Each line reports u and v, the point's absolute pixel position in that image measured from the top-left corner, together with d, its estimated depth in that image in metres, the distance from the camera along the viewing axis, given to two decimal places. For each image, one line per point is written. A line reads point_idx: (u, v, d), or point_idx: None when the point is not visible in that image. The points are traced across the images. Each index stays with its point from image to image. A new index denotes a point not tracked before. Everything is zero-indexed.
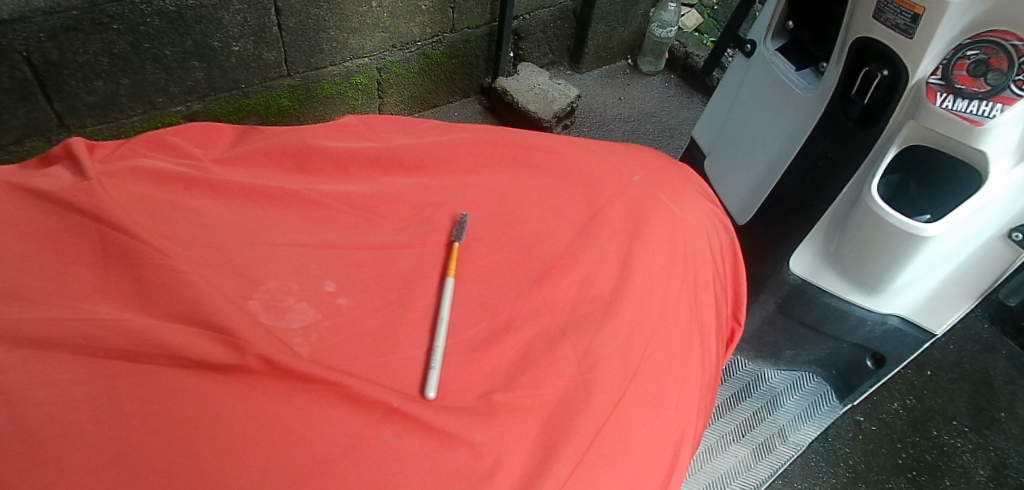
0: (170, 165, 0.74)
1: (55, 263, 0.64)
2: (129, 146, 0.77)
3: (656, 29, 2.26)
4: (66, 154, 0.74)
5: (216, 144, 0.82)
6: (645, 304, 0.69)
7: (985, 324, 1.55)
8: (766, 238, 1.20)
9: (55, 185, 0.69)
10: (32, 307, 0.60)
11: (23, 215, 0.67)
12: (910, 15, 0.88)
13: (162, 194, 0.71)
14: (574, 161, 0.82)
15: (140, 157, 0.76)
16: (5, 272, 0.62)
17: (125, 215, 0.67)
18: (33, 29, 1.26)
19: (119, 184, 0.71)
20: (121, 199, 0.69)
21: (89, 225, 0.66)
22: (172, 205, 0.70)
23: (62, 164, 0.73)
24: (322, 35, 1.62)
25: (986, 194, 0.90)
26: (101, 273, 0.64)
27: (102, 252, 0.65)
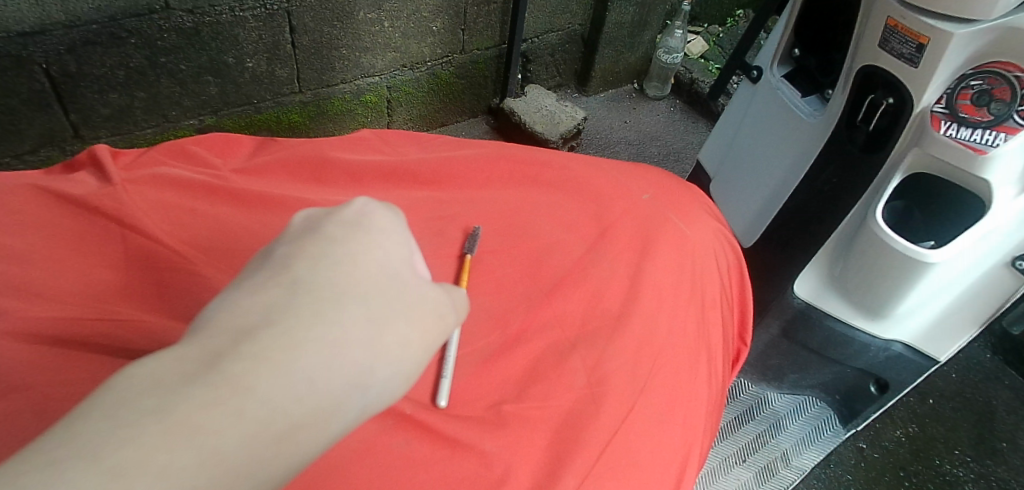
0: (190, 172, 0.75)
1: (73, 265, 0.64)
2: (151, 154, 0.78)
3: (662, 55, 2.30)
4: (90, 160, 0.75)
5: (234, 154, 0.84)
6: (654, 320, 0.70)
7: (987, 354, 1.55)
8: (772, 260, 1.21)
9: (75, 187, 0.69)
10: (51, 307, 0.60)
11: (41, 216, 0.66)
12: (916, 44, 0.89)
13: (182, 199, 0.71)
14: (585, 178, 0.83)
15: (161, 164, 0.77)
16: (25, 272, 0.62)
17: (146, 219, 0.67)
18: (53, 42, 1.29)
19: (140, 189, 0.71)
20: (141, 203, 0.69)
21: (110, 228, 0.66)
22: (189, 210, 0.70)
23: (86, 169, 0.74)
24: (334, 53, 1.65)
25: (989, 222, 0.91)
26: (120, 276, 0.64)
27: (123, 255, 0.65)
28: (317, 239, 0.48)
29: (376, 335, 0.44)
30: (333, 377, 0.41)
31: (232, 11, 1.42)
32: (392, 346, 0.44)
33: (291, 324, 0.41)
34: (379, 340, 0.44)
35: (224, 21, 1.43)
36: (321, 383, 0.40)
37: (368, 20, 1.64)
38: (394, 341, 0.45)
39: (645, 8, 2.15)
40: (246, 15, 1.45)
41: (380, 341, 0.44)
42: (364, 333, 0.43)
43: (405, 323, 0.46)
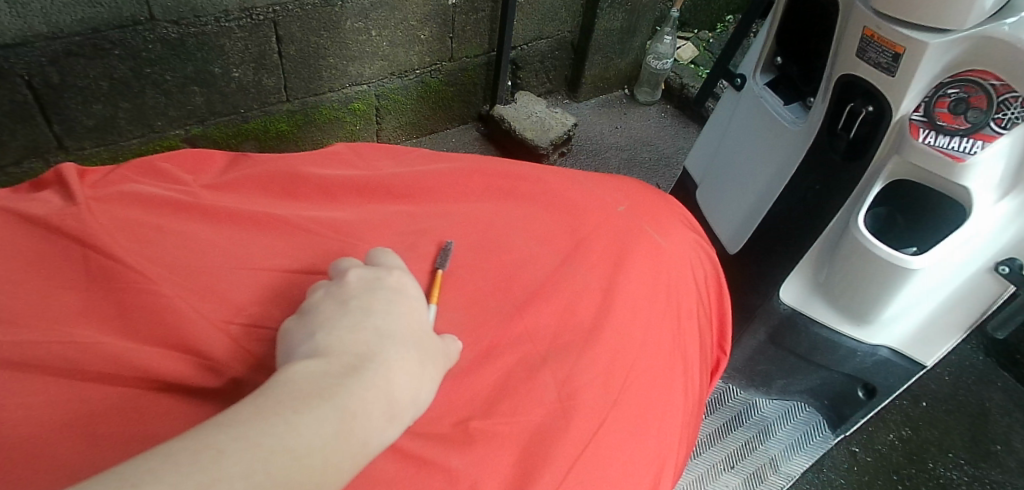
0: (160, 190, 0.75)
1: (37, 286, 0.63)
2: (120, 172, 0.78)
3: (652, 61, 2.28)
4: (57, 180, 0.74)
5: (207, 170, 0.83)
6: (627, 333, 0.70)
7: (980, 356, 1.55)
8: (756, 267, 1.21)
9: (42, 209, 0.68)
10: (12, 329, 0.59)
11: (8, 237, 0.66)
12: (891, 54, 0.90)
13: (151, 218, 0.72)
14: (560, 191, 0.84)
15: (130, 183, 0.76)
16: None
17: (110, 239, 0.67)
18: (36, 53, 1.29)
19: (107, 208, 0.71)
20: (108, 223, 0.69)
21: (74, 250, 0.66)
22: (158, 229, 0.71)
23: (52, 189, 0.73)
24: (322, 62, 1.65)
25: (969, 229, 0.91)
26: (86, 296, 0.64)
27: (86, 276, 0.64)
28: (367, 295, 0.60)
29: (418, 365, 0.57)
30: (394, 393, 0.54)
31: (217, 22, 1.43)
32: (427, 374, 0.58)
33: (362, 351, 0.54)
34: (419, 370, 0.57)
35: (210, 32, 1.43)
36: (388, 397, 0.53)
37: (355, 30, 1.64)
38: (428, 372, 0.58)
39: (634, 15, 2.15)
40: (232, 25, 1.45)
41: (420, 370, 0.57)
42: (411, 362, 0.56)
43: (433, 358, 0.59)
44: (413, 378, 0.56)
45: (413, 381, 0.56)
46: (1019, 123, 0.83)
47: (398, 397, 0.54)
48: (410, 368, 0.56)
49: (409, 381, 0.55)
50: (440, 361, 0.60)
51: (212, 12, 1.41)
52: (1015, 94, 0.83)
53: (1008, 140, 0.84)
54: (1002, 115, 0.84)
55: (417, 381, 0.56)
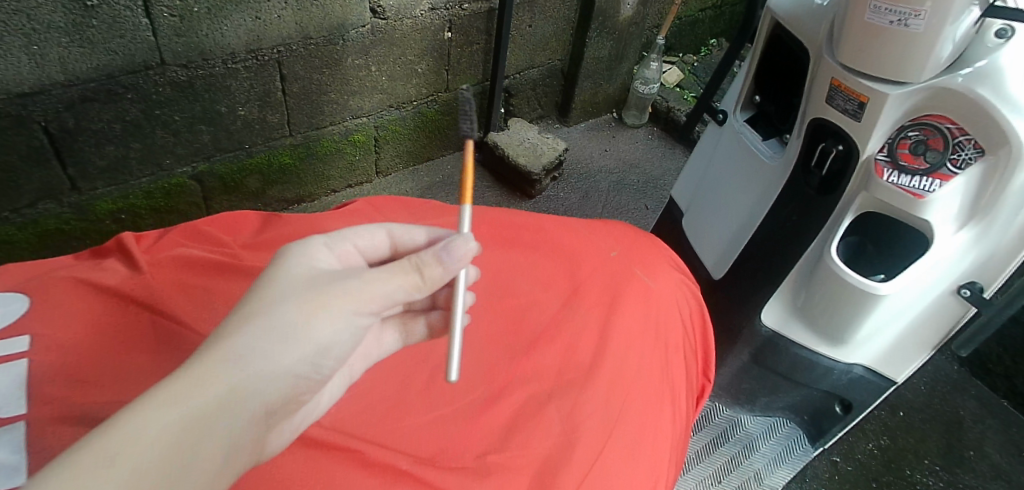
0: (205, 252, 0.88)
1: (111, 346, 0.74)
2: (169, 237, 0.92)
3: (640, 86, 2.38)
4: (118, 247, 0.89)
5: (243, 230, 0.98)
6: (622, 368, 0.81)
7: (954, 366, 1.63)
8: (739, 292, 1.29)
9: (111, 278, 0.81)
10: (91, 388, 0.69)
11: (83, 303, 0.78)
12: (856, 102, 0.99)
13: (200, 279, 0.84)
14: (554, 239, 0.96)
15: (180, 246, 0.90)
16: (62, 356, 0.71)
17: (171, 303, 0.80)
18: (53, 100, 1.32)
19: (164, 271, 0.84)
20: (167, 285, 0.82)
21: (145, 314, 0.78)
22: (206, 288, 0.83)
23: (116, 256, 0.88)
24: (324, 98, 1.72)
25: (932, 257, 0.99)
26: (150, 354, 0.74)
27: (153, 337, 0.76)
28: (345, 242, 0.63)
29: (339, 294, 0.56)
30: (310, 331, 0.54)
31: (224, 64, 1.48)
32: (358, 296, 0.57)
33: (263, 298, 0.54)
34: (348, 298, 0.56)
35: (217, 73, 1.48)
36: (297, 337, 0.54)
37: (356, 66, 1.71)
38: (362, 295, 0.57)
39: (621, 42, 2.24)
40: (238, 67, 1.50)
41: (343, 300, 0.56)
42: (330, 294, 0.56)
43: (372, 280, 0.57)
44: (341, 309, 0.56)
45: (338, 313, 0.56)
46: (971, 163, 0.93)
47: (314, 333, 0.55)
48: (338, 300, 0.56)
49: (330, 312, 0.56)
50: (392, 274, 0.58)
51: (219, 55, 1.46)
52: (969, 136, 0.93)
53: (962, 179, 0.93)
54: (957, 156, 0.93)
55: (346, 310, 0.56)
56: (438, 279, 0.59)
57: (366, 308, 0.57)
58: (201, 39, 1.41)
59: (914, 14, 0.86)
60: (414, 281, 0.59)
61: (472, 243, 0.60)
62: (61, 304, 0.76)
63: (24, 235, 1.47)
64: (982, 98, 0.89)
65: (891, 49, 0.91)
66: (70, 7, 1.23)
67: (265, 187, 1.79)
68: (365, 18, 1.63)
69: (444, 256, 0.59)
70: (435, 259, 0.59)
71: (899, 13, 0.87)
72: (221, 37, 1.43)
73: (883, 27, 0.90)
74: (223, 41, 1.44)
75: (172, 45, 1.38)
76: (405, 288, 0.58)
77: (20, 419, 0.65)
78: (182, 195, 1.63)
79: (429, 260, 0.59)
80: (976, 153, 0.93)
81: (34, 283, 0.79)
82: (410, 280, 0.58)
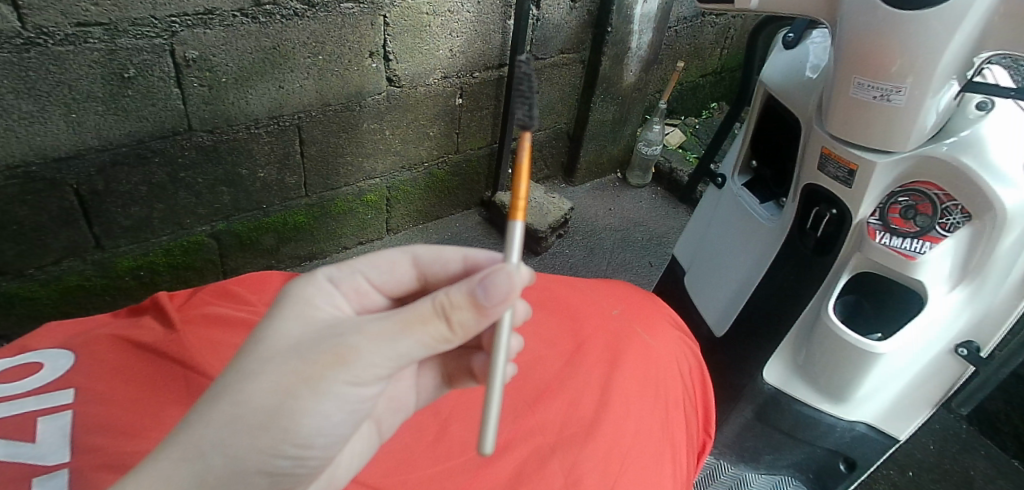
0: (233, 311, 0.98)
1: (152, 402, 0.82)
2: (199, 296, 1.02)
3: (643, 147, 2.46)
4: (155, 306, 0.99)
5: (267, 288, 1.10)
6: (623, 424, 0.84)
7: (963, 425, 1.63)
8: (741, 349, 1.31)
9: (150, 337, 0.90)
10: (136, 438, 0.77)
11: (125, 361, 0.87)
12: (846, 169, 1.04)
13: (228, 337, 0.94)
14: (565, 298, 1.03)
15: (210, 305, 1.00)
16: (108, 412, 0.79)
17: (204, 360, 0.88)
18: (85, 164, 1.39)
19: (195, 328, 0.93)
20: (198, 342, 0.91)
21: (176, 369, 0.87)
22: (235, 346, 0.92)
23: (152, 314, 0.98)
24: (339, 160, 1.79)
25: (927, 316, 1.02)
26: (186, 408, 0.83)
27: (187, 392, 0.84)
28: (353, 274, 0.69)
29: (340, 362, 0.57)
30: (303, 403, 0.57)
31: (247, 129, 1.56)
32: (363, 360, 0.57)
33: (253, 365, 0.58)
34: (348, 367, 0.57)
35: (239, 138, 1.56)
36: (288, 413, 0.57)
37: (371, 130, 1.79)
38: (369, 357, 0.57)
39: (624, 107, 2.34)
40: (260, 132, 1.58)
41: (343, 369, 0.57)
42: (328, 362, 0.57)
43: (382, 337, 0.57)
44: (340, 379, 0.57)
45: (337, 382, 0.57)
46: (959, 226, 0.98)
47: (308, 406, 0.58)
48: (338, 368, 0.57)
49: (327, 381, 0.57)
50: (408, 325, 0.57)
51: (243, 121, 1.54)
52: (955, 202, 0.98)
53: (951, 241, 0.98)
54: (946, 220, 0.98)
55: (347, 379, 0.57)
56: (469, 326, 0.57)
57: (372, 371, 0.58)
58: (226, 107, 1.49)
59: (896, 90, 0.91)
60: (438, 328, 0.57)
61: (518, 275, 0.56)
62: (102, 361, 0.86)
63: (47, 291, 1.50)
64: (965, 166, 0.94)
65: (877, 121, 0.95)
66: (107, 79, 1.31)
67: (279, 244, 1.84)
68: (382, 86, 1.72)
69: (479, 296, 0.56)
70: (468, 302, 0.56)
71: (881, 89, 0.92)
72: (246, 104, 1.52)
73: (868, 102, 0.94)
74: (247, 108, 1.52)
75: (199, 112, 1.46)
76: (426, 338, 0.57)
77: (64, 466, 0.73)
78: (199, 252, 1.68)
79: (458, 303, 0.56)
80: (963, 218, 0.97)
81: (80, 341, 0.89)
82: (433, 329, 0.57)
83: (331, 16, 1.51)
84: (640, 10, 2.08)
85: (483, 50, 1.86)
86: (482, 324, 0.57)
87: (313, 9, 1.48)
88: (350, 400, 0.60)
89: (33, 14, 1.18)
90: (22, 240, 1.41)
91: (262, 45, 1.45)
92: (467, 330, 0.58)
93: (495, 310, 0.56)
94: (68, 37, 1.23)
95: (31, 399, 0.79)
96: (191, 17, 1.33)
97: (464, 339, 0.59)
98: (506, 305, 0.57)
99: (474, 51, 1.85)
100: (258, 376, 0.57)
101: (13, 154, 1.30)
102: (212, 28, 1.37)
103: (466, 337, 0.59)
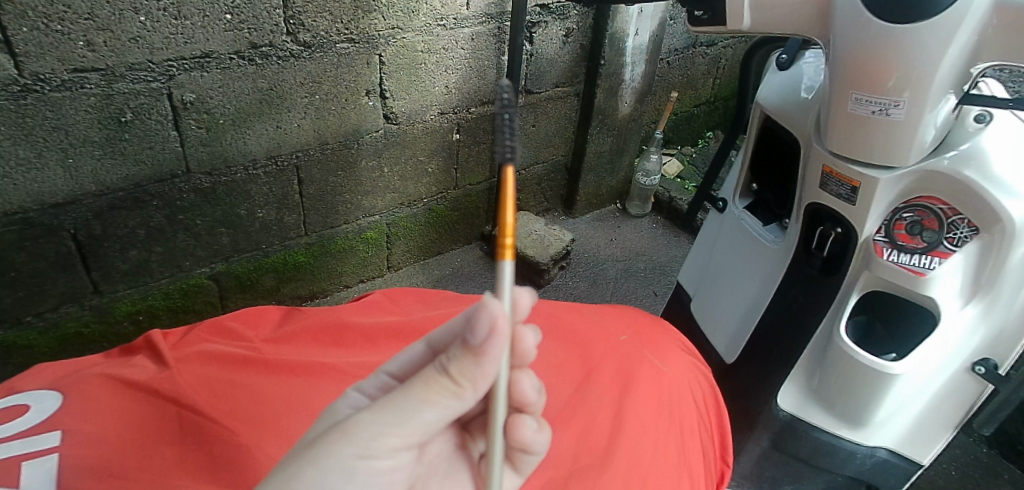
0: (230, 347, 0.96)
1: (143, 443, 0.80)
2: (195, 333, 1.01)
3: (641, 178, 2.43)
4: (149, 345, 0.98)
5: (266, 325, 1.09)
6: (636, 454, 0.87)
7: (983, 448, 1.58)
8: (754, 375, 1.28)
9: (143, 375, 0.88)
10: (124, 483, 0.74)
11: (117, 401, 0.85)
12: (849, 187, 1.02)
13: (225, 374, 0.92)
14: (571, 325, 1.05)
15: (206, 341, 0.99)
16: (95, 455, 0.76)
17: (199, 399, 0.85)
18: (83, 209, 1.38)
19: (191, 366, 0.91)
20: (195, 380, 0.89)
21: (169, 408, 0.84)
22: (232, 383, 0.90)
23: (145, 353, 0.96)
24: (339, 198, 1.78)
25: (942, 334, 1.00)
26: (180, 450, 0.80)
27: (181, 432, 0.82)
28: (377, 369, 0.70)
29: (346, 436, 0.57)
30: (315, 483, 0.56)
31: (245, 170, 1.55)
32: (370, 430, 0.57)
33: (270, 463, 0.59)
34: (355, 439, 0.57)
35: (239, 179, 1.55)
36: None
37: (369, 168, 1.79)
38: (374, 427, 0.57)
39: (621, 137, 2.35)
40: (258, 173, 1.58)
41: (350, 444, 0.57)
42: (332, 436, 0.57)
43: (387, 406, 0.58)
44: (348, 453, 0.57)
45: (347, 455, 0.57)
46: (967, 240, 0.96)
47: (320, 487, 0.56)
48: (342, 442, 0.57)
49: (333, 457, 0.57)
50: (413, 391, 0.58)
51: (241, 162, 1.53)
52: (961, 216, 0.96)
53: (960, 256, 0.96)
54: (954, 234, 0.96)
55: (356, 452, 0.57)
56: (471, 376, 0.57)
57: (383, 440, 0.57)
58: (225, 148, 1.49)
59: (894, 104, 0.90)
60: (445, 386, 0.58)
61: (492, 308, 0.54)
62: (92, 401, 0.83)
63: (44, 339, 1.47)
64: (968, 179, 0.93)
65: (877, 136, 0.95)
66: (105, 123, 1.31)
67: (280, 284, 1.82)
68: (379, 124, 1.73)
69: (470, 338, 0.56)
70: (463, 355, 0.57)
71: (880, 104, 0.91)
72: (244, 145, 1.52)
73: (866, 117, 0.94)
74: (246, 149, 1.53)
75: (197, 154, 1.46)
76: (432, 399, 0.57)
77: None
78: (199, 294, 1.66)
79: (457, 357, 0.57)
80: (971, 231, 0.96)
81: (69, 382, 0.86)
82: (440, 389, 0.57)
83: (326, 57, 1.52)
84: (631, 42, 2.10)
85: (479, 86, 1.88)
86: (486, 366, 0.57)
87: (309, 50, 1.49)
88: (367, 475, 0.59)
89: (30, 61, 1.18)
90: (19, 286, 1.39)
91: (259, 86, 1.46)
92: (476, 380, 0.58)
93: (489, 346, 0.56)
94: (65, 83, 1.23)
95: (17, 444, 0.76)
96: (188, 61, 1.34)
97: (475, 390, 0.58)
98: (499, 343, 0.56)
99: (469, 86, 1.86)
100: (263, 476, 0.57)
101: (11, 201, 1.29)
102: (209, 71, 1.38)
103: (477, 387, 0.58)
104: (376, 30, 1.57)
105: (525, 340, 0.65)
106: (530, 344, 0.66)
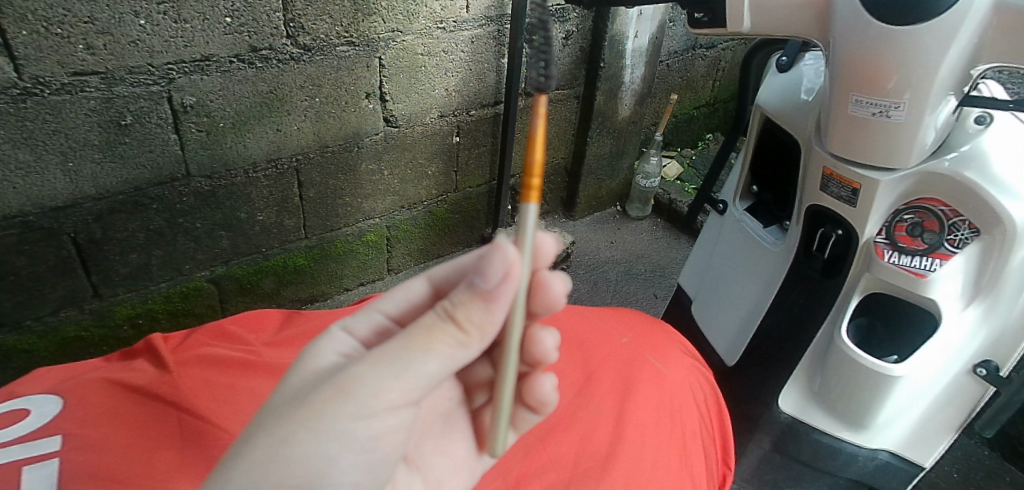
0: (230, 351, 0.96)
1: (143, 447, 0.80)
2: (194, 337, 1.01)
3: (641, 180, 2.44)
4: (148, 348, 0.98)
5: (266, 329, 1.09)
6: (639, 459, 0.87)
7: (985, 451, 1.58)
8: (755, 378, 1.28)
9: (143, 379, 0.88)
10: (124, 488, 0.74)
11: (117, 405, 0.84)
12: (849, 189, 1.02)
13: (226, 378, 0.91)
14: (573, 331, 1.05)
15: (205, 345, 0.99)
16: (94, 460, 0.76)
17: (199, 403, 0.85)
18: (82, 213, 1.38)
19: (191, 371, 0.91)
20: (195, 384, 0.89)
21: (170, 412, 0.84)
22: (233, 387, 0.90)
23: (145, 357, 0.96)
24: (339, 201, 1.78)
25: (943, 335, 1.00)
26: (180, 454, 0.80)
27: (181, 436, 0.82)
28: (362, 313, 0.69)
29: (343, 394, 0.56)
30: (309, 444, 0.56)
31: (245, 173, 1.55)
32: (370, 385, 0.57)
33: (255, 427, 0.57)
34: (353, 396, 0.56)
35: (238, 183, 1.55)
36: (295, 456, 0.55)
37: (369, 171, 1.79)
38: (375, 379, 0.57)
39: (620, 140, 2.35)
40: (259, 176, 1.58)
41: (348, 402, 0.56)
42: (329, 397, 0.56)
43: (387, 358, 0.57)
44: (345, 411, 0.56)
45: (344, 417, 0.56)
46: (968, 242, 0.96)
47: (312, 447, 0.56)
48: (339, 398, 0.56)
49: (329, 420, 0.56)
50: (414, 342, 0.57)
51: (241, 165, 1.53)
52: (962, 218, 0.96)
53: (961, 257, 0.96)
54: (954, 236, 0.97)
55: (353, 409, 0.56)
56: (475, 322, 0.58)
57: (383, 396, 0.57)
58: (224, 151, 1.49)
59: (894, 106, 0.90)
60: (451, 334, 0.58)
61: (506, 251, 0.55)
62: (93, 405, 0.83)
63: (44, 343, 1.47)
64: (969, 181, 0.93)
65: (877, 138, 0.95)
66: (105, 127, 1.31)
67: (280, 287, 1.82)
68: (379, 127, 1.73)
69: (479, 282, 0.57)
70: (469, 298, 0.57)
71: (880, 106, 0.91)
72: (244, 148, 1.52)
73: (867, 119, 0.94)
74: (246, 152, 1.53)
75: (198, 158, 1.46)
76: (435, 351, 0.57)
77: None
78: (199, 298, 1.66)
79: (463, 302, 0.58)
80: (972, 233, 0.96)
81: (69, 385, 0.86)
82: (444, 339, 0.58)
83: (326, 60, 1.52)
84: (631, 45, 2.10)
85: (479, 89, 1.88)
86: (493, 312, 0.58)
87: (309, 53, 1.49)
88: (365, 435, 0.59)
89: (30, 65, 1.18)
90: (19, 291, 1.39)
91: (259, 89, 1.47)
92: (481, 325, 0.58)
93: (500, 291, 0.57)
94: (65, 86, 1.23)
95: (17, 448, 0.76)
96: (188, 64, 1.34)
97: (481, 337, 0.59)
98: (509, 291, 0.57)
99: (469, 89, 1.86)
100: (252, 440, 0.56)
101: (10, 205, 1.29)
102: (209, 74, 1.38)
103: (483, 335, 0.59)
104: (376, 33, 1.57)
105: (553, 285, 0.63)
106: (560, 289, 0.64)
